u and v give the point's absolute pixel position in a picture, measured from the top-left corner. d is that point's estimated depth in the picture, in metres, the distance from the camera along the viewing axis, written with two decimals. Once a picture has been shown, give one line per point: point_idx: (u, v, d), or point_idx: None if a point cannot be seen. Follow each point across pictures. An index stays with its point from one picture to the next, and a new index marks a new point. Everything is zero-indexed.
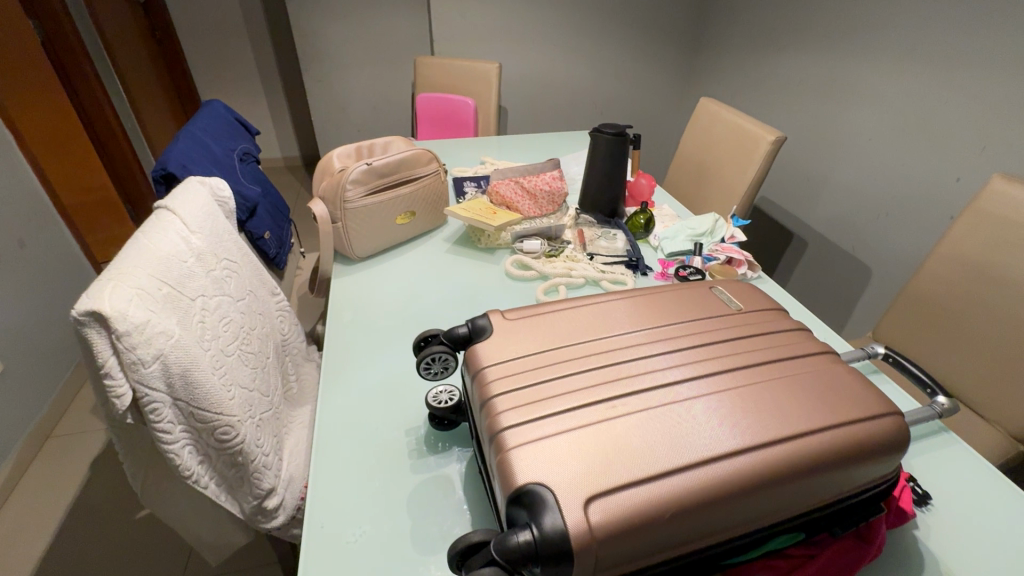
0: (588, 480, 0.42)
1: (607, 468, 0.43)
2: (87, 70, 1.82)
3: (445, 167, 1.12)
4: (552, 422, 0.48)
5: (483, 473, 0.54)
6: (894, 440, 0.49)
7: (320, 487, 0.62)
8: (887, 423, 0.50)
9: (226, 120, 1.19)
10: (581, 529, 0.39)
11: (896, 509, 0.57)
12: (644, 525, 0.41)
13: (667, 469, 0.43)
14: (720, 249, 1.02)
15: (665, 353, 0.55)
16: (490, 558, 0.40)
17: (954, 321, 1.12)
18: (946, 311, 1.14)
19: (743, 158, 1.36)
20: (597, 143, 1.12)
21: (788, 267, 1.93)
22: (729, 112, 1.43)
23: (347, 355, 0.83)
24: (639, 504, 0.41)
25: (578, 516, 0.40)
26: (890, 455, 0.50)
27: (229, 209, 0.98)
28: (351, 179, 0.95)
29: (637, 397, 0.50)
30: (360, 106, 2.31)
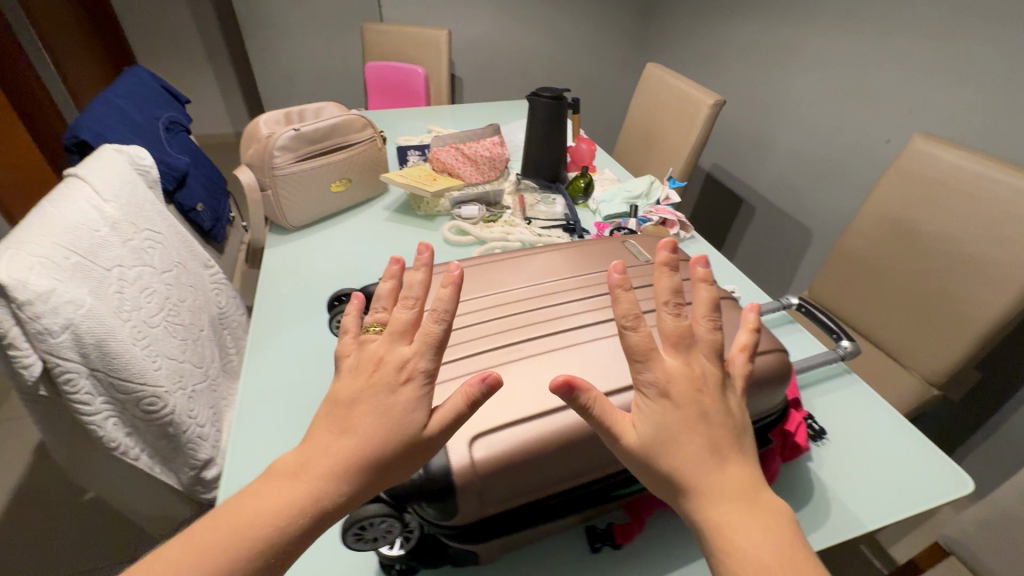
0: (476, 421, 0.43)
1: (496, 408, 0.45)
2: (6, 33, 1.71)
3: (382, 134, 1.11)
4: (449, 368, 0.49)
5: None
6: (770, 375, 0.54)
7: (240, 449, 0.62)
8: (765, 360, 0.54)
9: (151, 88, 1.14)
10: (464, 466, 0.41)
11: (790, 443, 0.61)
12: (527, 459, 0.43)
13: (554, 407, 0.45)
14: (654, 210, 1.04)
15: (567, 304, 0.58)
16: (377, 497, 0.42)
17: (878, 276, 1.18)
18: (871, 266, 1.19)
19: (685, 122, 1.37)
20: (536, 107, 1.11)
21: (738, 233, 1.98)
22: (673, 77, 1.44)
23: (279, 322, 0.83)
24: (523, 440, 0.43)
25: (461, 453, 0.42)
26: (768, 389, 0.54)
27: (152, 178, 0.94)
28: (278, 144, 0.92)
29: (535, 344, 0.52)
30: (309, 77, 2.24)
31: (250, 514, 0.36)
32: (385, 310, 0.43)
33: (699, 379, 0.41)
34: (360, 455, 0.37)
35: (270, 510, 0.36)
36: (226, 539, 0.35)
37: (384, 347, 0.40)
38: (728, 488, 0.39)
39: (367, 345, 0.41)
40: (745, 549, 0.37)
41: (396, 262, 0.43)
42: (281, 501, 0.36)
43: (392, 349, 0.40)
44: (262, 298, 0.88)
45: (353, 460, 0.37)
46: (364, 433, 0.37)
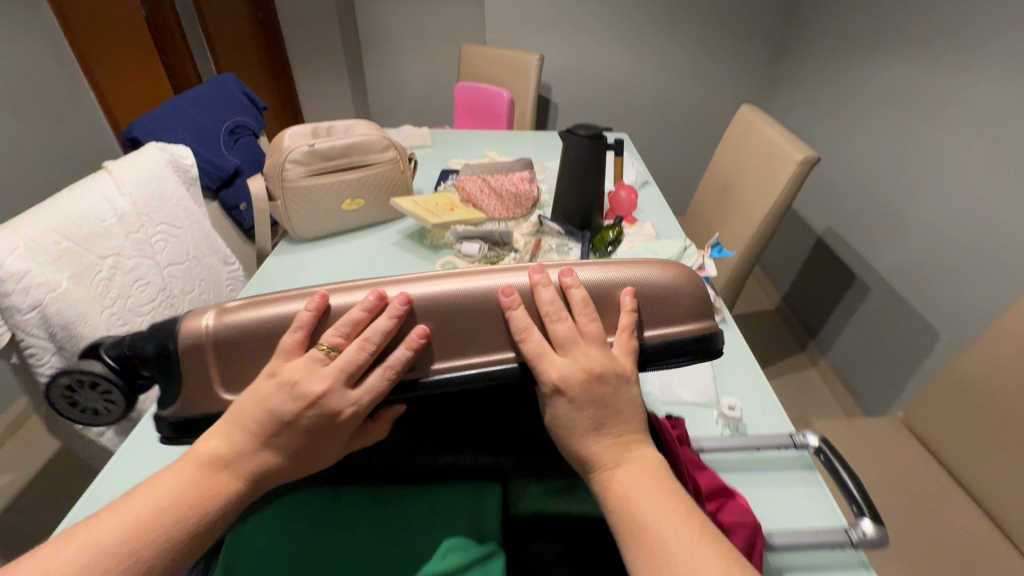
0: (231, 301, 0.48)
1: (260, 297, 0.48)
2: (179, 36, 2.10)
3: (409, 157, 1.08)
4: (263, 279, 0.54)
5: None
6: (656, 283, 0.50)
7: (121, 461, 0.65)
8: (644, 267, 0.50)
9: (228, 92, 1.25)
10: (192, 328, 0.45)
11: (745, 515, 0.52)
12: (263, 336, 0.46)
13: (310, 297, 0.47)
14: None
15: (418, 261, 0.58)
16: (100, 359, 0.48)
17: (1003, 422, 0.86)
18: (995, 405, 0.87)
19: (768, 178, 1.15)
20: (567, 146, 1.00)
21: (843, 315, 1.63)
22: (766, 124, 1.21)
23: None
24: (263, 320, 0.46)
25: (196, 322, 0.46)
26: (665, 304, 0.50)
27: (191, 177, 1.02)
28: (290, 158, 0.94)
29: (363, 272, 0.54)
30: (415, 92, 2.35)
31: (150, 514, 0.38)
32: (342, 336, 0.44)
33: (595, 375, 0.43)
34: (281, 466, 0.41)
35: (164, 501, 0.39)
36: (137, 531, 0.37)
37: (314, 370, 0.42)
38: (655, 505, 0.41)
39: (305, 371, 0.42)
40: (659, 552, 0.38)
41: (318, 297, 0.45)
42: (173, 498, 0.39)
43: (332, 389, 0.41)
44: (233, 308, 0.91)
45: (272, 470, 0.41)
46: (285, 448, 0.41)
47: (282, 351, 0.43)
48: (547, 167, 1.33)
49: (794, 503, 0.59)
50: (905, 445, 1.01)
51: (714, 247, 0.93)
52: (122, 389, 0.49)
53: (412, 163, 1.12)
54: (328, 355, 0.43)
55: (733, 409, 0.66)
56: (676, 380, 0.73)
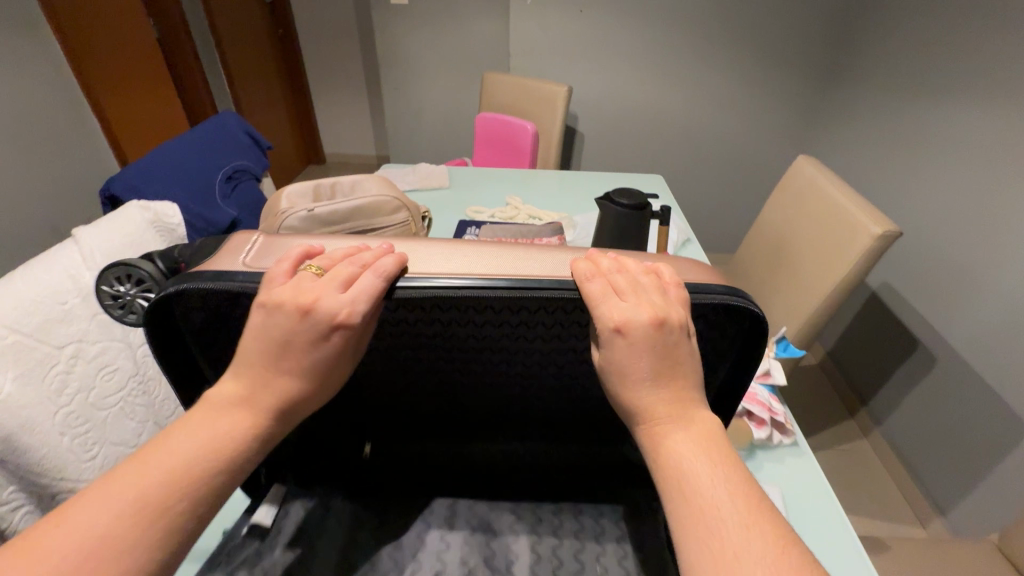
0: None
1: None
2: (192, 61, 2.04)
3: (421, 218, 0.95)
4: None
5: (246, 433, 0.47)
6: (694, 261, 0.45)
7: None
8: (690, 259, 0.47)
9: (231, 133, 1.15)
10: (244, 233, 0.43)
11: None
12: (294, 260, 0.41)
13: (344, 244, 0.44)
14: None
15: None
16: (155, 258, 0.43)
17: None
18: None
19: (831, 247, 0.98)
20: (605, 214, 0.86)
21: (903, 383, 1.44)
22: (829, 180, 1.05)
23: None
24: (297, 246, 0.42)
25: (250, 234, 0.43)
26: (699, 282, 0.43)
27: (178, 236, 0.91)
28: (285, 226, 0.82)
29: None
30: (435, 119, 2.24)
31: (157, 475, 0.32)
32: (332, 262, 0.39)
33: (659, 332, 0.36)
34: (295, 396, 0.36)
35: (177, 463, 0.32)
36: (143, 505, 0.31)
37: (306, 285, 0.36)
38: (710, 471, 0.34)
39: (293, 289, 0.36)
40: (726, 542, 0.31)
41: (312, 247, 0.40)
42: (185, 455, 0.33)
43: (327, 293, 0.35)
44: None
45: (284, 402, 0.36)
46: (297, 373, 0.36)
47: (268, 280, 0.36)
48: (576, 219, 1.19)
49: None
50: None
51: (779, 343, 0.78)
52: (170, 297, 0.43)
53: (427, 221, 1.00)
54: (321, 276, 0.37)
55: None
56: None
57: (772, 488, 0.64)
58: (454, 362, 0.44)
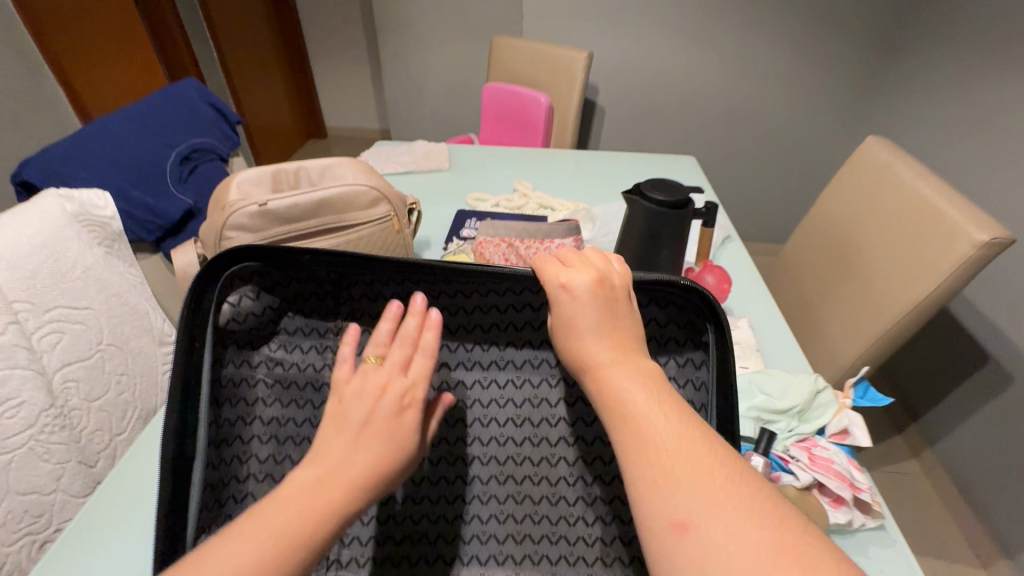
0: None
1: None
2: (178, 38, 1.84)
3: (406, 212, 0.78)
4: None
5: (206, 457, 0.44)
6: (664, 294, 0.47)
7: None
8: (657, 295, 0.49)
9: (190, 107, 0.99)
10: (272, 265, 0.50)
11: None
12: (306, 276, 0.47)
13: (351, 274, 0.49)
14: (805, 457, 0.54)
15: None
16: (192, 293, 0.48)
17: None
18: None
19: (914, 255, 0.79)
20: (634, 213, 0.68)
21: (966, 402, 1.26)
22: (909, 171, 0.86)
23: (128, 517, 0.58)
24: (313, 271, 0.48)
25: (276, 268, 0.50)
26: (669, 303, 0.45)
27: (112, 232, 0.76)
28: (230, 223, 0.65)
29: None
30: (440, 92, 2.03)
31: (295, 524, 0.29)
32: (383, 345, 0.39)
33: (602, 290, 0.39)
34: (395, 454, 0.34)
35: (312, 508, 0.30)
36: (290, 546, 0.29)
37: (372, 369, 0.37)
38: (665, 410, 0.33)
39: (362, 378, 0.37)
40: (664, 474, 0.30)
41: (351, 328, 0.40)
42: (259, 552, 0.28)
43: (393, 381, 0.36)
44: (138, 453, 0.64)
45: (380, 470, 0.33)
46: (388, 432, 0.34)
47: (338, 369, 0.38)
48: (595, 211, 1.01)
49: None
50: None
51: (858, 386, 0.60)
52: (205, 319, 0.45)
53: (416, 213, 0.82)
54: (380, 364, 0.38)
55: None
56: None
57: None
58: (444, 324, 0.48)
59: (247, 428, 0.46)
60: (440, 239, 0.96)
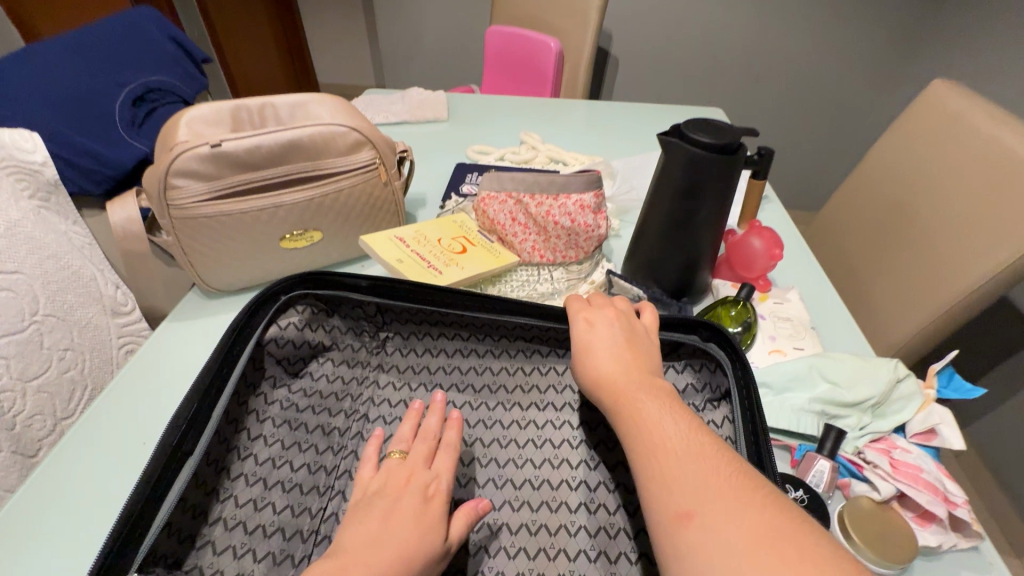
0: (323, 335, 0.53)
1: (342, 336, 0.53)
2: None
3: (396, 160, 0.65)
4: None
5: (196, 468, 0.39)
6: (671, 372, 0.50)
7: None
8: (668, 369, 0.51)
9: (144, 40, 0.85)
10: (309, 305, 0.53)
11: None
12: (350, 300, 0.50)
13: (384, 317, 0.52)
14: (885, 462, 0.44)
15: None
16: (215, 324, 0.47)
17: None
18: None
19: (993, 215, 0.67)
20: (671, 160, 0.55)
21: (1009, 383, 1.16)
22: (989, 116, 0.72)
23: (39, 531, 0.45)
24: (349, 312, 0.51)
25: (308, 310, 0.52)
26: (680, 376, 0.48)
27: (45, 181, 0.64)
28: (177, 166, 0.53)
29: None
30: (438, 38, 1.84)
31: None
32: (406, 441, 0.42)
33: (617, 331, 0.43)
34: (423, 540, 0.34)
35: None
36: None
37: (397, 460, 0.40)
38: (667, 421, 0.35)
39: (388, 468, 0.39)
40: (674, 483, 0.31)
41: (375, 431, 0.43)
42: None
43: (418, 473, 0.39)
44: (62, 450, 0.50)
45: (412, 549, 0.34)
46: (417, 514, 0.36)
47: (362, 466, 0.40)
48: (614, 165, 0.88)
49: None
50: None
51: (942, 373, 0.49)
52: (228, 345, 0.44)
53: (408, 163, 0.70)
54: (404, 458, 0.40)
55: None
56: None
57: None
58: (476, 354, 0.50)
59: (240, 462, 0.42)
60: (436, 197, 0.84)
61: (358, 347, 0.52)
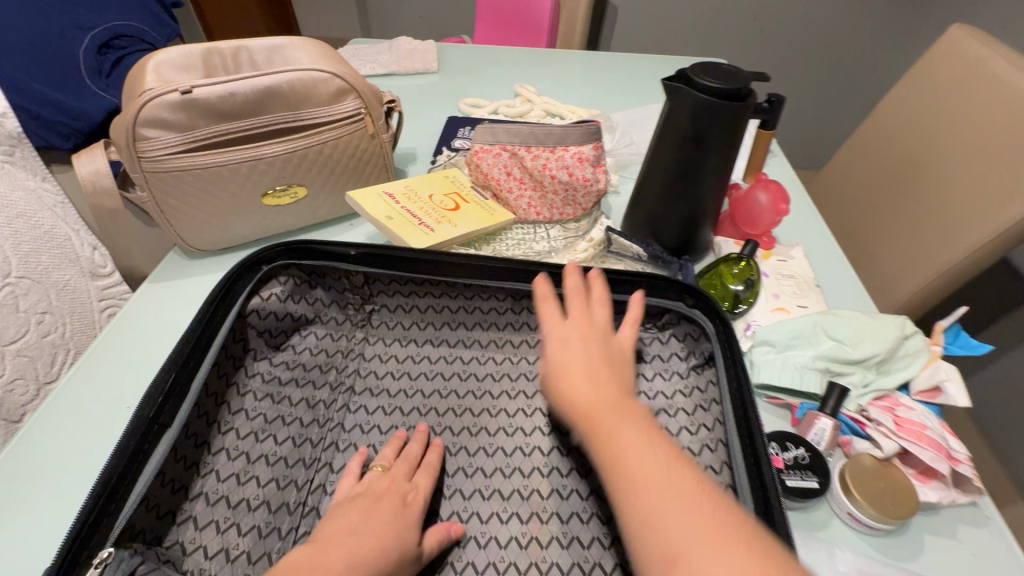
0: None
1: None
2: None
3: (383, 109, 0.62)
4: None
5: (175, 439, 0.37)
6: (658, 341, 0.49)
7: None
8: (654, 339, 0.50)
9: None
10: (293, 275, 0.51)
11: None
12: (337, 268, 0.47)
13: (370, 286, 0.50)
14: (889, 420, 0.43)
15: None
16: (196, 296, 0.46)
17: None
18: None
19: (1010, 168, 0.64)
20: (677, 106, 0.52)
21: None
22: (1010, 62, 0.69)
23: (24, 492, 0.44)
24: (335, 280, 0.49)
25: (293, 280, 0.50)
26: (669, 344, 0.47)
27: (8, 133, 0.60)
28: (145, 115, 0.49)
29: None
30: None
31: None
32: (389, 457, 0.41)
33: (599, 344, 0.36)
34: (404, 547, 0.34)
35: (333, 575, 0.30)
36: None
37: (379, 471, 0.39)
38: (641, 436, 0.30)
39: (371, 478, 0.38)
40: (668, 536, 0.25)
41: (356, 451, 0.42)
42: None
43: (398, 482, 0.38)
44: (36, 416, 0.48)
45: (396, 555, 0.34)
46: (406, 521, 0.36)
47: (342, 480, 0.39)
48: (614, 118, 0.84)
49: None
50: None
51: (949, 331, 0.48)
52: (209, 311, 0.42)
53: (396, 114, 0.66)
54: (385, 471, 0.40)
55: None
56: None
57: None
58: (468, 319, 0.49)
59: (221, 436, 0.41)
60: (427, 152, 0.80)
61: (343, 319, 0.50)
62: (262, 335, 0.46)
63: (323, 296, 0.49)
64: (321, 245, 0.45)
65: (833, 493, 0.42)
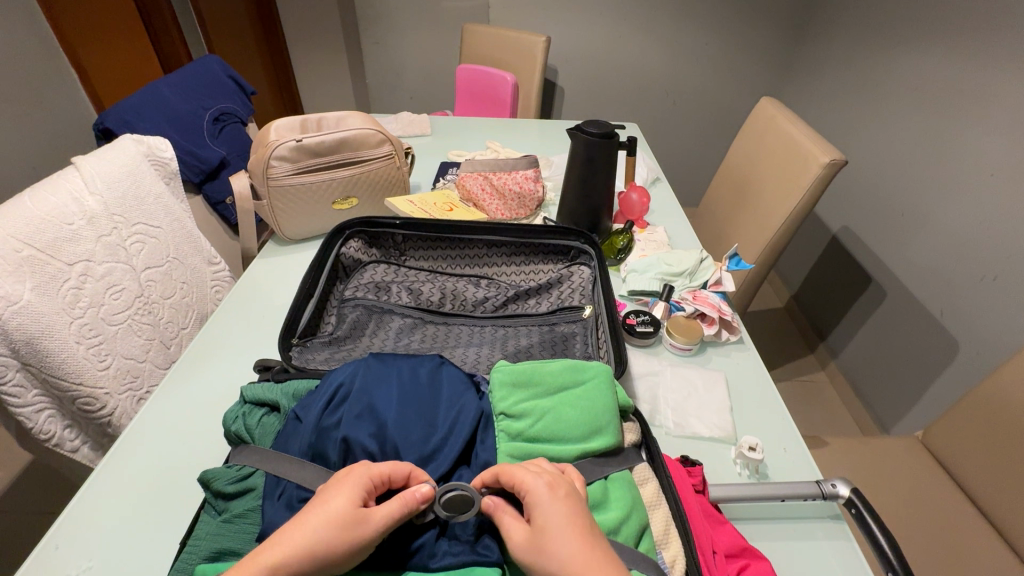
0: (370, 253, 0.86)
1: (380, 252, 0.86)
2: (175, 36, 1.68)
3: (406, 152, 1.01)
4: None
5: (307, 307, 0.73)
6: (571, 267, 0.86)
7: (94, 489, 0.59)
8: None
9: (214, 80, 1.17)
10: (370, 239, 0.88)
11: (699, 501, 0.52)
12: (389, 224, 0.83)
13: (403, 238, 0.85)
14: (691, 297, 0.79)
15: None
16: (329, 237, 0.79)
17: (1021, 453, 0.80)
18: (1011, 435, 0.81)
19: (787, 181, 1.06)
20: (576, 144, 0.92)
21: (858, 317, 1.55)
22: (786, 119, 1.13)
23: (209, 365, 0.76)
24: (385, 231, 0.83)
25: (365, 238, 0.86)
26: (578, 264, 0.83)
27: (170, 171, 0.96)
28: (276, 154, 0.87)
29: None
30: (416, 76, 2.14)
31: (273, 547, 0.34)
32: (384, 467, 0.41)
33: (560, 489, 0.38)
34: (315, 557, 0.34)
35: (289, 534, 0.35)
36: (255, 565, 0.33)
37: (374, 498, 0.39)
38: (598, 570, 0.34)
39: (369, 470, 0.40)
40: None
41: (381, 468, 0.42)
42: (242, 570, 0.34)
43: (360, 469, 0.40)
44: (205, 328, 0.80)
45: (342, 544, 0.35)
46: (336, 537, 0.35)
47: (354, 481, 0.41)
48: (553, 160, 1.26)
49: (822, 563, 0.53)
50: (924, 465, 0.96)
51: (731, 258, 0.86)
52: (323, 246, 0.78)
53: (410, 157, 1.05)
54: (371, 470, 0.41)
55: (754, 450, 0.60)
56: (691, 409, 0.67)
57: (717, 373, 0.73)
58: (465, 259, 0.85)
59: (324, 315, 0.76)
60: (428, 184, 1.19)
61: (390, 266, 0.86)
62: (344, 269, 0.82)
63: (376, 252, 0.85)
64: (380, 219, 0.82)
65: (663, 337, 0.77)
